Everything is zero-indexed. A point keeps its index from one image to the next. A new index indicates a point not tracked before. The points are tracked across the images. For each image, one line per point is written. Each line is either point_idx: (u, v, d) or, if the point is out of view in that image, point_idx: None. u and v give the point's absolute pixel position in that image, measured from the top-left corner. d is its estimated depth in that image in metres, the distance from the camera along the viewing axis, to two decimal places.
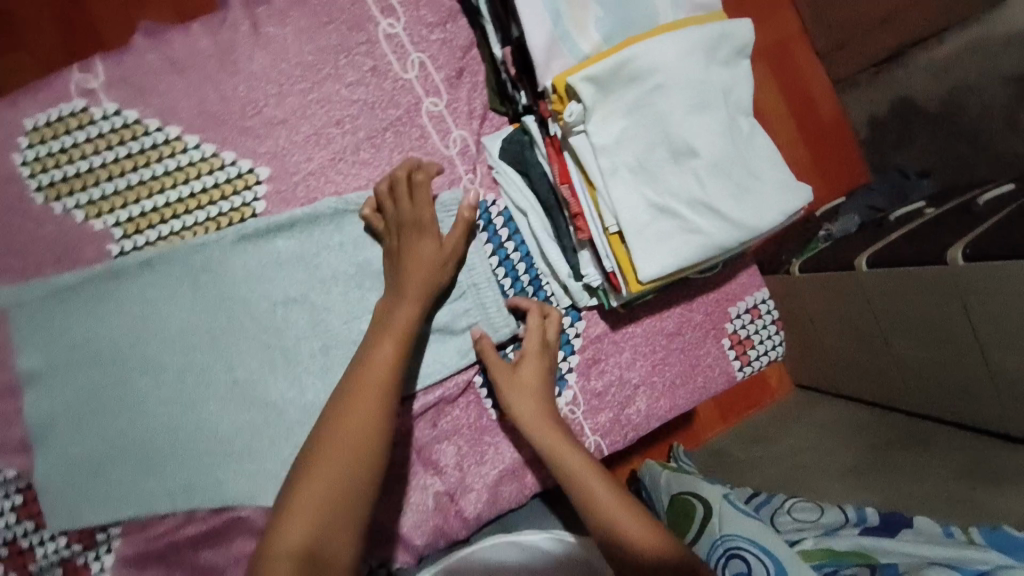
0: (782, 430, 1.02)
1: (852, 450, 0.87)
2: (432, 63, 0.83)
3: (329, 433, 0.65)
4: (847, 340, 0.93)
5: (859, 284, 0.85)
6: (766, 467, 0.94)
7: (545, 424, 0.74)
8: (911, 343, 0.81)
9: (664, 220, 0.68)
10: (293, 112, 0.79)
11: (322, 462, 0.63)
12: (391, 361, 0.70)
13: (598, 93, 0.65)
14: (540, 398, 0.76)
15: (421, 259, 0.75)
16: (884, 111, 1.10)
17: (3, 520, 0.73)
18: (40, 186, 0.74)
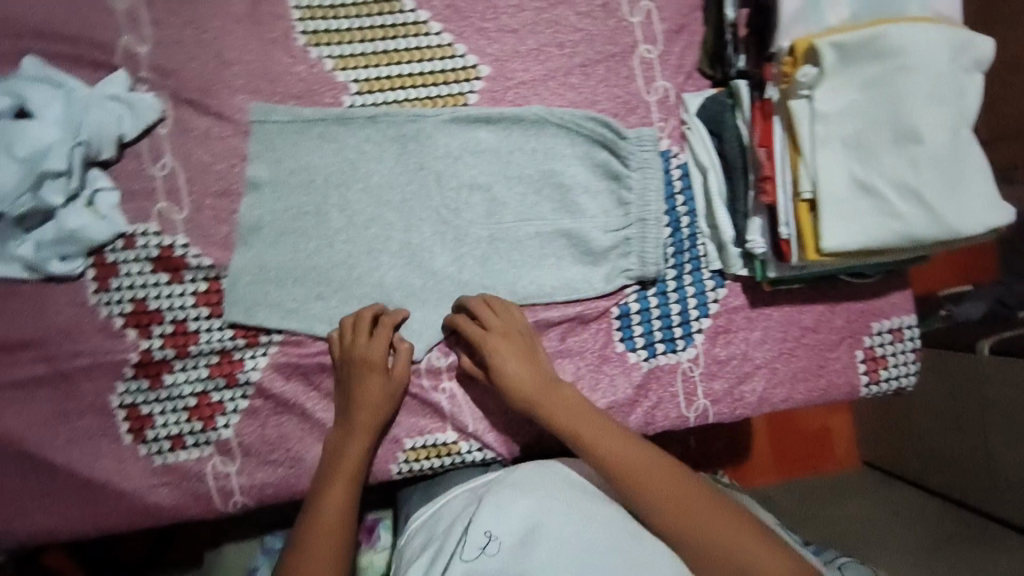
0: (865, 521, 1.26)
1: (926, 538, 1.18)
2: (658, 13, 0.87)
3: (331, 486, 0.79)
4: (956, 440, 1.23)
5: (984, 380, 1.14)
6: (822, 527, 1.26)
7: (549, 387, 0.80)
8: (1009, 448, 1.11)
9: (862, 198, 0.70)
10: (524, 26, 0.87)
11: (330, 507, 0.78)
12: (363, 442, 0.82)
13: (838, 61, 0.68)
14: (536, 363, 0.82)
15: (373, 385, 0.82)
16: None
17: (184, 302, 0.85)
18: (306, 30, 0.84)
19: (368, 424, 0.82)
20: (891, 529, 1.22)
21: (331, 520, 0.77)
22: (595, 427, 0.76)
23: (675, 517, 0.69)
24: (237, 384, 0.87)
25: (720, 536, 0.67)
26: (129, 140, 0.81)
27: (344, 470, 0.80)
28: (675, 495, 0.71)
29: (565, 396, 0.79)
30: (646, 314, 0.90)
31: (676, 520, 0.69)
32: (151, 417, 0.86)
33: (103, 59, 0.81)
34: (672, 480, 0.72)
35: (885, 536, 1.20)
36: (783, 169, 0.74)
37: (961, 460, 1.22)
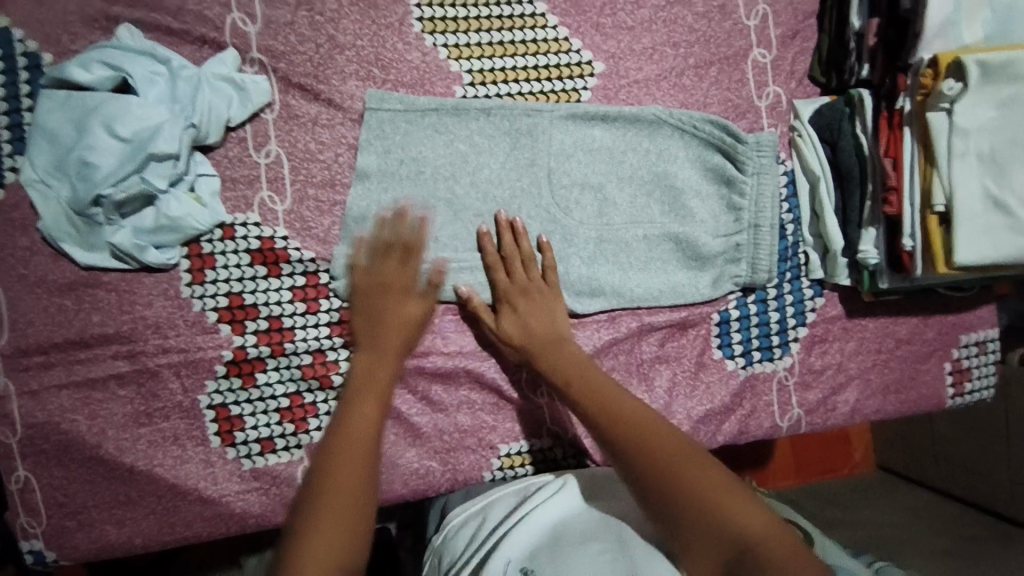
0: (887, 522, 1.27)
1: (948, 537, 1.20)
2: (773, 19, 0.88)
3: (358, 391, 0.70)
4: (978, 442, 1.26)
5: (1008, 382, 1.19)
6: (848, 529, 1.25)
7: (552, 339, 0.78)
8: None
9: (995, 214, 0.71)
10: (640, 24, 0.86)
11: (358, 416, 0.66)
12: (393, 354, 0.75)
13: (982, 78, 0.69)
14: (546, 317, 0.79)
15: (410, 302, 0.77)
16: None
17: (280, 296, 0.79)
18: (422, 17, 0.82)
19: (397, 333, 0.76)
20: (910, 534, 1.22)
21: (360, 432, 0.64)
22: (595, 383, 0.72)
23: (666, 477, 0.60)
24: (332, 386, 0.81)
25: (717, 507, 0.57)
26: (234, 124, 0.77)
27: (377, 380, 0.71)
28: (665, 452, 0.62)
29: (569, 352, 0.76)
30: (745, 321, 0.88)
31: (660, 480, 0.60)
32: (241, 420, 0.79)
33: (212, 35, 0.77)
34: (675, 442, 0.63)
35: (913, 541, 1.19)
36: (910, 182, 0.75)
37: (985, 465, 1.24)
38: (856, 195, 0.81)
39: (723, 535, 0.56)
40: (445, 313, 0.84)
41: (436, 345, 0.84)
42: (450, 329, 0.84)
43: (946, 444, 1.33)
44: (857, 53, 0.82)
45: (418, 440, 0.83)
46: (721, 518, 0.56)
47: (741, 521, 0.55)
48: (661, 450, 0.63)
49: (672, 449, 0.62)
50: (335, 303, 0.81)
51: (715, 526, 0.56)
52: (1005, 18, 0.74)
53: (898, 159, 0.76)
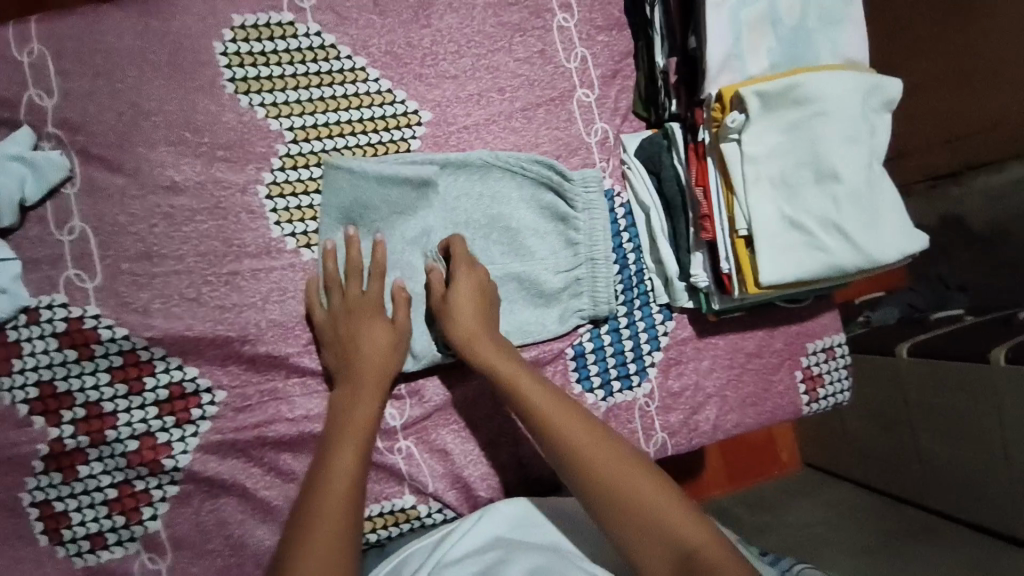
0: (808, 517, 1.35)
1: (869, 529, 1.25)
2: (592, 60, 0.91)
3: (343, 435, 0.69)
4: (888, 435, 1.32)
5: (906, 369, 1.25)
6: (770, 530, 1.34)
7: (479, 334, 0.76)
8: (938, 440, 1.20)
9: (794, 233, 0.73)
10: (463, 72, 0.88)
11: (337, 472, 0.65)
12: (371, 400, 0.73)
13: (763, 107, 0.72)
14: (481, 309, 0.78)
15: (377, 332, 0.77)
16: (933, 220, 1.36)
17: (96, 378, 0.75)
18: (234, 78, 0.81)
19: (378, 381, 0.74)
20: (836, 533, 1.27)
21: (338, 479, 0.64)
22: (542, 403, 0.69)
23: (603, 485, 0.62)
24: (163, 470, 0.76)
25: (684, 527, 0.58)
26: (31, 203, 0.74)
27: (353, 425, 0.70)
28: (623, 479, 0.62)
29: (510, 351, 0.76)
30: (601, 351, 0.89)
31: (610, 498, 0.62)
32: (67, 515, 0.74)
33: (6, 116, 0.75)
34: (625, 460, 0.64)
35: (831, 535, 1.26)
36: (718, 208, 0.78)
37: (900, 459, 1.30)
38: (684, 221, 0.85)
39: (667, 537, 0.58)
40: (288, 377, 0.80)
41: (280, 413, 0.79)
42: (296, 394, 0.80)
43: (860, 440, 1.40)
44: (665, 90, 0.86)
45: (269, 515, 0.78)
46: (666, 523, 0.59)
47: (686, 528, 0.58)
48: (613, 473, 0.63)
49: (622, 468, 0.63)
50: (161, 379, 0.77)
51: (658, 527, 0.59)
52: (790, 46, 0.77)
53: (705, 187, 0.79)
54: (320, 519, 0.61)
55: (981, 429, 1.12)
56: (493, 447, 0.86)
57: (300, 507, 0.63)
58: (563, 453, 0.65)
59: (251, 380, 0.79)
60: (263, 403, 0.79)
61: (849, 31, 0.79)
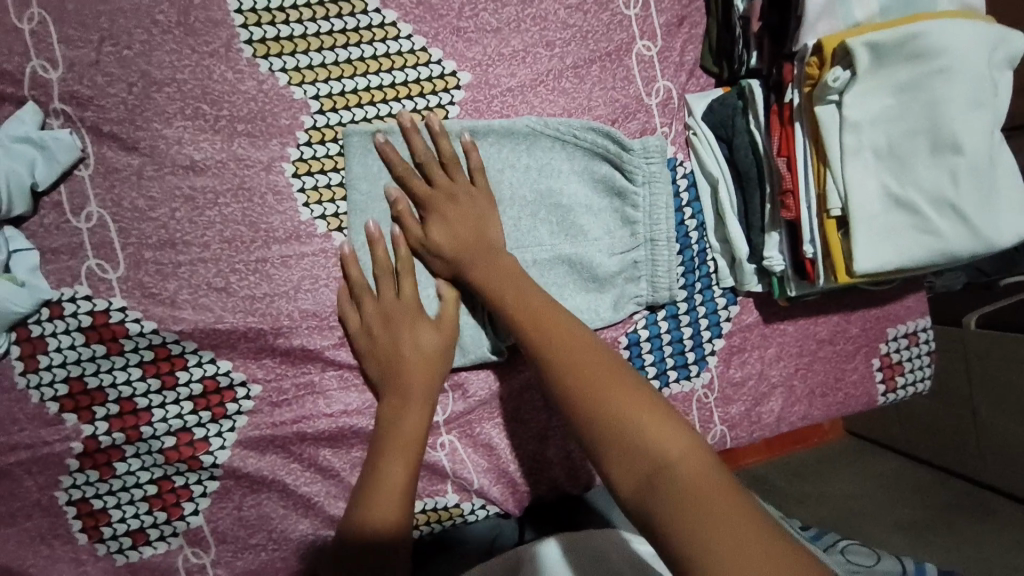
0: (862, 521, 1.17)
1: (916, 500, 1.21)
2: (656, 6, 0.78)
3: (399, 417, 0.67)
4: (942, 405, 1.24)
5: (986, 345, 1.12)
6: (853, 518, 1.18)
7: (467, 249, 0.70)
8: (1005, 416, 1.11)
9: (897, 214, 0.63)
10: (506, 24, 0.76)
11: (392, 455, 0.65)
12: (422, 411, 0.68)
13: (872, 62, 0.60)
14: (471, 228, 0.70)
15: (425, 335, 0.70)
16: None
17: (127, 373, 0.71)
18: (251, 39, 0.71)
19: (428, 369, 0.70)
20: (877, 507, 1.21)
21: (393, 478, 0.63)
22: (523, 316, 0.63)
23: (588, 405, 0.52)
24: (202, 467, 0.73)
25: (658, 441, 0.47)
26: (44, 188, 0.68)
27: (404, 446, 0.65)
28: (602, 381, 0.53)
29: (500, 261, 0.69)
30: (658, 340, 0.81)
31: (585, 398, 0.52)
32: (106, 513, 0.72)
33: (10, 91, 0.67)
34: (609, 372, 0.54)
35: (825, 490, 1.25)
36: (805, 183, 0.68)
37: (950, 427, 1.22)
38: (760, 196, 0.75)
39: (641, 454, 0.47)
40: (324, 369, 0.76)
41: (317, 408, 0.75)
42: (332, 387, 0.76)
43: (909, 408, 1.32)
44: (744, 40, 0.74)
45: (310, 510, 0.76)
46: (648, 442, 0.47)
47: (660, 439, 0.47)
48: (588, 370, 0.55)
49: (597, 370, 0.54)
50: (194, 373, 0.72)
51: (636, 446, 0.48)
52: None
53: (790, 158, 0.68)
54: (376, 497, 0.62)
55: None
56: (541, 441, 0.81)
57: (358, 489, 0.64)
58: (537, 357, 0.59)
59: (286, 374, 0.75)
60: (299, 397, 0.75)
61: None
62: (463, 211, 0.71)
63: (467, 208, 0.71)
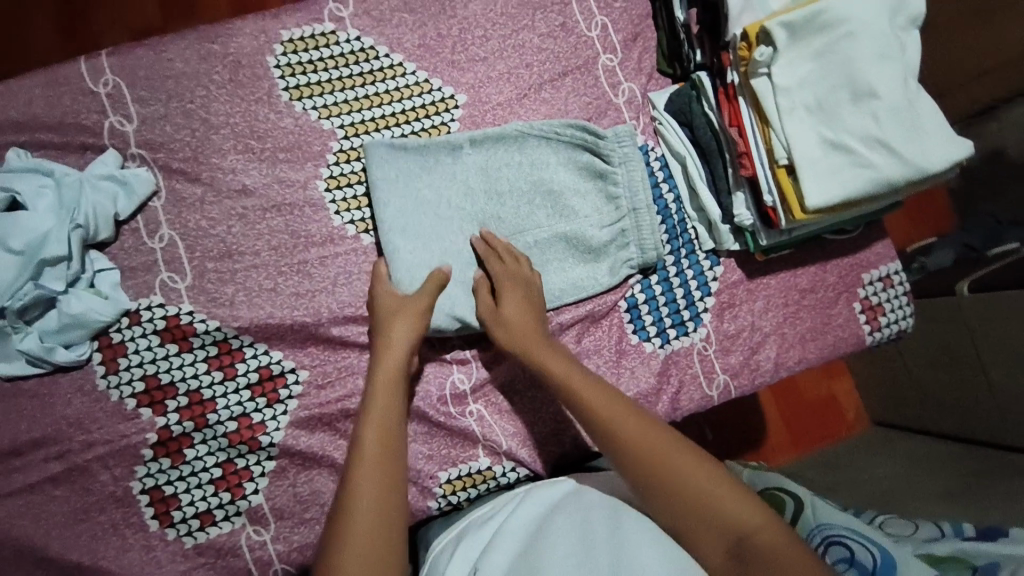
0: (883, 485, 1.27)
1: (938, 468, 1.25)
2: (612, 26, 0.95)
3: (367, 456, 0.69)
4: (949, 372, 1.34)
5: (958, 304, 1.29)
6: (875, 486, 1.27)
7: (532, 342, 0.80)
8: (1010, 375, 1.18)
9: (836, 155, 0.74)
10: (492, 53, 0.93)
11: (366, 481, 0.67)
12: (386, 400, 0.73)
13: (789, 38, 0.74)
14: (533, 317, 0.82)
15: (410, 327, 0.79)
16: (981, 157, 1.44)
17: (196, 368, 0.82)
18: (288, 86, 0.88)
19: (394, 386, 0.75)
20: (916, 479, 1.23)
21: (366, 483, 0.67)
22: (590, 396, 0.74)
23: (661, 480, 0.66)
24: (261, 447, 0.81)
25: (729, 503, 0.63)
26: (124, 217, 0.82)
27: (381, 449, 0.70)
28: (672, 458, 0.67)
29: (560, 355, 0.79)
30: (653, 302, 0.92)
31: (646, 469, 0.67)
32: (176, 498, 0.80)
33: (90, 141, 0.84)
34: (668, 443, 0.69)
35: (855, 476, 1.34)
36: (756, 144, 0.80)
37: (970, 396, 1.28)
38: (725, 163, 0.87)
39: (723, 530, 0.62)
40: (362, 353, 0.85)
41: (358, 387, 0.84)
42: None
43: (930, 387, 1.40)
44: (688, 42, 0.89)
45: None
46: (718, 513, 0.63)
47: (738, 513, 0.62)
48: (656, 449, 0.68)
49: (664, 449, 0.68)
50: (251, 364, 0.82)
51: (715, 521, 0.62)
52: None
53: (741, 127, 0.81)
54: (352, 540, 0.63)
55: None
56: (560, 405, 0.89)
57: (333, 526, 0.66)
58: (611, 422, 0.72)
59: (329, 359, 0.84)
60: (342, 379, 0.84)
61: None
62: (520, 308, 0.82)
63: (529, 309, 0.83)
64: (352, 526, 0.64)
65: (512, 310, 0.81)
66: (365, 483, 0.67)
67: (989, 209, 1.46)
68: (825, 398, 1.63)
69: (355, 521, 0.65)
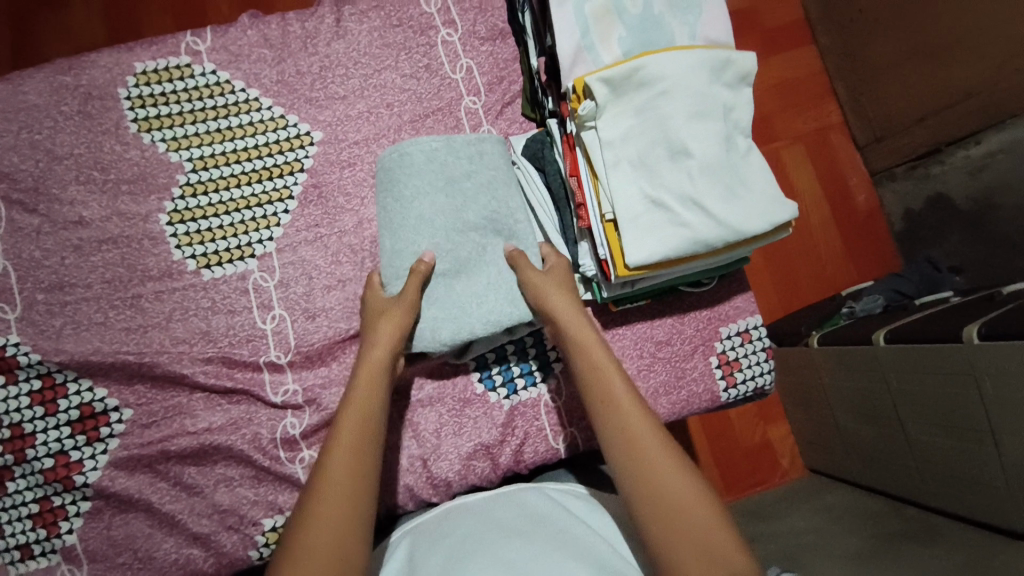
0: (806, 539, 1.17)
1: (879, 528, 1.14)
2: (478, 69, 0.95)
3: (335, 445, 0.67)
4: (873, 426, 1.26)
5: (875, 356, 1.18)
6: (792, 542, 1.18)
7: (571, 320, 0.76)
8: (936, 433, 1.08)
9: (656, 212, 0.73)
10: (352, 92, 0.93)
11: (335, 464, 0.65)
12: (376, 406, 0.71)
13: (611, 94, 0.74)
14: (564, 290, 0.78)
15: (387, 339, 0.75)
16: (919, 205, 1.47)
17: (18, 401, 0.81)
18: (137, 118, 0.88)
19: (372, 375, 0.73)
20: (831, 539, 1.11)
21: (337, 486, 0.63)
22: (610, 381, 0.70)
23: (651, 478, 0.62)
24: (75, 487, 0.80)
25: (714, 532, 0.58)
26: None
27: (357, 430, 0.68)
28: (665, 461, 0.63)
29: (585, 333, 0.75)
30: (501, 350, 0.90)
31: (639, 470, 0.63)
32: (2, 527, 0.79)
33: None
34: (662, 444, 0.65)
35: (788, 528, 1.26)
36: (590, 196, 0.79)
37: (897, 454, 1.21)
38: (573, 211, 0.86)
39: (701, 545, 0.57)
40: (192, 393, 0.84)
41: (183, 426, 0.82)
42: (199, 408, 0.83)
43: (863, 444, 1.32)
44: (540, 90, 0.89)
45: (174, 529, 0.80)
46: (700, 526, 0.59)
47: (716, 530, 0.58)
48: (655, 461, 0.63)
49: (665, 463, 0.63)
50: (73, 401, 0.81)
51: (697, 533, 0.58)
52: (640, 34, 0.78)
53: (577, 177, 0.80)
54: (312, 529, 0.60)
55: (961, 418, 1.02)
56: (400, 452, 0.86)
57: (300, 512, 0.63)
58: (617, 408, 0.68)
59: (157, 398, 0.83)
60: (168, 418, 0.83)
61: (707, 14, 0.81)
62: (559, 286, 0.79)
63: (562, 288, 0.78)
64: (319, 517, 0.61)
65: (548, 291, 0.78)
66: (337, 466, 0.65)
67: (929, 250, 1.46)
68: (760, 443, 1.60)
69: (318, 508, 0.62)
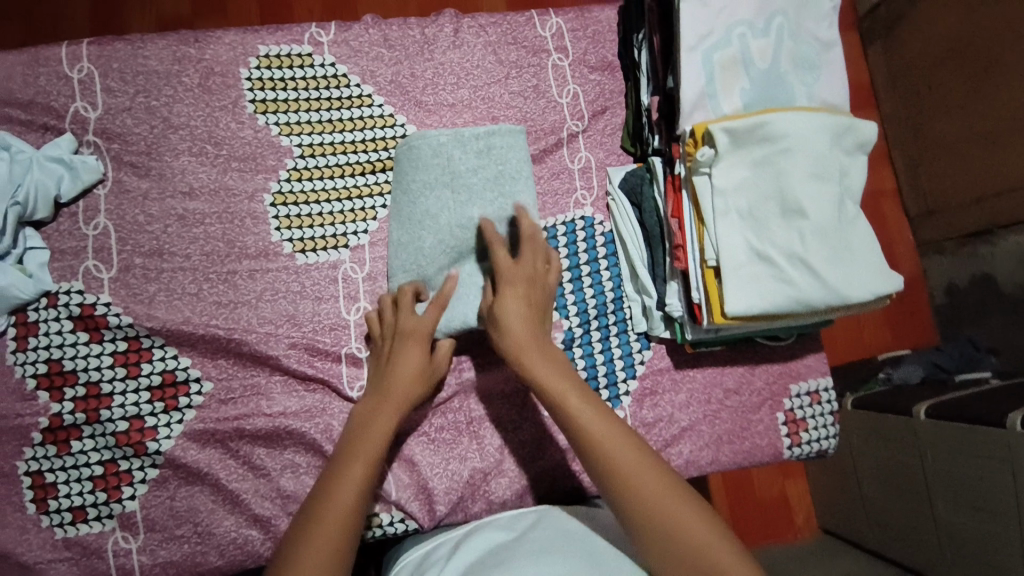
0: None
1: None
2: (583, 96, 0.97)
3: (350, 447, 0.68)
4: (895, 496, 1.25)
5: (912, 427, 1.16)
6: None
7: (532, 344, 0.71)
8: (962, 515, 1.07)
9: (759, 266, 0.74)
10: (460, 101, 0.94)
11: (345, 469, 0.66)
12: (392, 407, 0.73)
13: (731, 143, 0.74)
14: (534, 312, 0.74)
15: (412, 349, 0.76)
16: (964, 279, 1.44)
17: (103, 360, 0.82)
18: (254, 99, 0.90)
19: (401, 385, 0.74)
20: None
21: (344, 486, 0.65)
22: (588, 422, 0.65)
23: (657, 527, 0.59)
24: (146, 453, 0.81)
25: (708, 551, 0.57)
26: (65, 200, 0.84)
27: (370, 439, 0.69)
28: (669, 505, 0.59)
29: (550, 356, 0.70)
30: None
31: (645, 520, 0.59)
32: (54, 487, 0.79)
33: (54, 123, 0.86)
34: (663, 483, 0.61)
35: None
36: (691, 238, 0.80)
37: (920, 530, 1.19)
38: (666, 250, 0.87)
39: None
40: (270, 375, 0.85)
41: (259, 407, 0.83)
42: (276, 391, 0.84)
43: (880, 510, 1.31)
44: (648, 126, 0.91)
45: (236, 507, 0.81)
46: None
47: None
48: (637, 479, 0.61)
49: (645, 478, 0.61)
50: (156, 367, 0.82)
51: None
52: (763, 89, 0.80)
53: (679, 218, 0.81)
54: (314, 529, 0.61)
55: (990, 497, 1.01)
56: (462, 463, 0.86)
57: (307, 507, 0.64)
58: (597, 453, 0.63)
59: (236, 375, 0.84)
60: (245, 396, 0.84)
61: (829, 76, 0.83)
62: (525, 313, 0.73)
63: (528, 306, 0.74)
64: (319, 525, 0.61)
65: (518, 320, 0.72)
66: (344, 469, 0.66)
67: (971, 330, 1.43)
68: (776, 497, 1.59)
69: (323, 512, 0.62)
